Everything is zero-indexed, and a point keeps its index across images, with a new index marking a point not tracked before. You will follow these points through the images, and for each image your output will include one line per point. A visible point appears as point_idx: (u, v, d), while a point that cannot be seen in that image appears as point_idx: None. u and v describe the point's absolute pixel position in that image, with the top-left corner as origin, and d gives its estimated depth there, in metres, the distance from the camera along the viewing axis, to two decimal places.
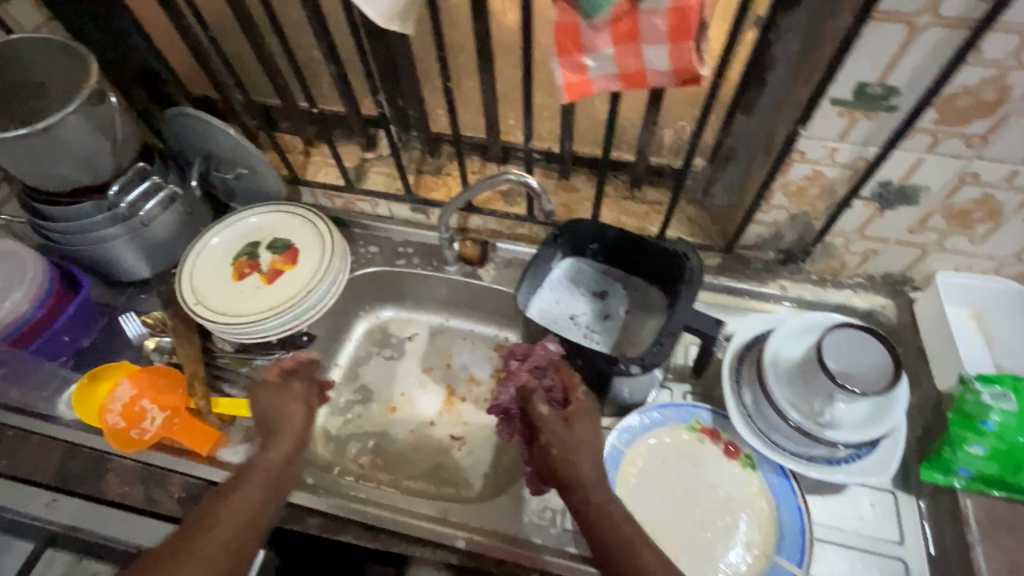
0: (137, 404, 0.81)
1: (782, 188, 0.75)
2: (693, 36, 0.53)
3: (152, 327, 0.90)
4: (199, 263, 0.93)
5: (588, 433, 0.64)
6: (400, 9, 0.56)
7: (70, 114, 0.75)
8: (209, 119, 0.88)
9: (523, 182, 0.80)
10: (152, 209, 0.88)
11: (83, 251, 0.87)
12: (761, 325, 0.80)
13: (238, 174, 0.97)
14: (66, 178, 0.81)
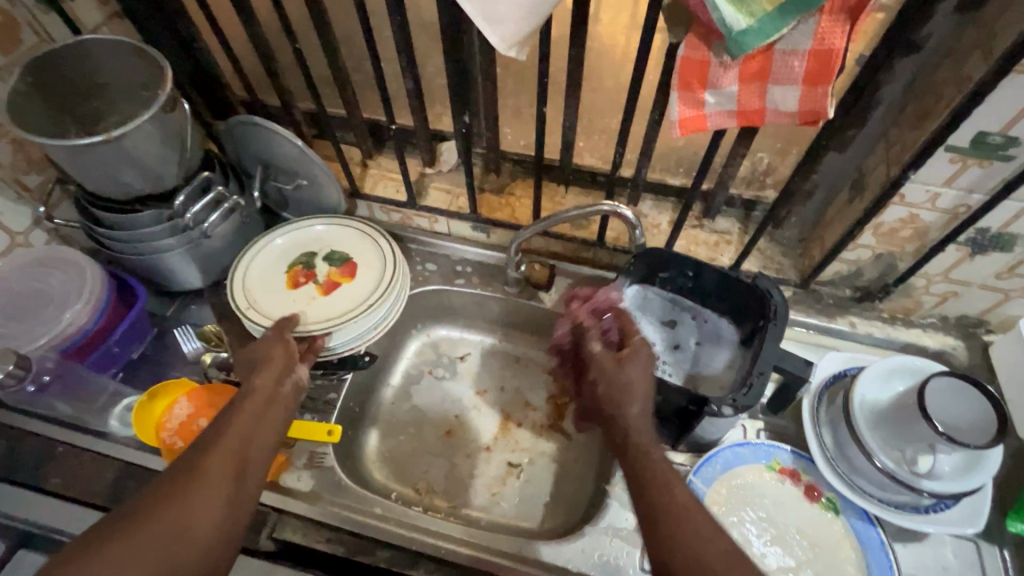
0: (194, 423, 0.77)
1: (872, 228, 0.73)
2: (831, 80, 0.52)
3: (209, 342, 0.86)
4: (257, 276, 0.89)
5: (628, 364, 0.66)
6: (523, 37, 0.54)
7: (144, 121, 0.72)
8: (274, 129, 0.85)
9: (617, 210, 0.75)
10: (214, 219, 0.85)
11: (140, 261, 0.85)
12: (838, 364, 0.80)
13: (297, 185, 0.94)
14: (132, 185, 0.78)
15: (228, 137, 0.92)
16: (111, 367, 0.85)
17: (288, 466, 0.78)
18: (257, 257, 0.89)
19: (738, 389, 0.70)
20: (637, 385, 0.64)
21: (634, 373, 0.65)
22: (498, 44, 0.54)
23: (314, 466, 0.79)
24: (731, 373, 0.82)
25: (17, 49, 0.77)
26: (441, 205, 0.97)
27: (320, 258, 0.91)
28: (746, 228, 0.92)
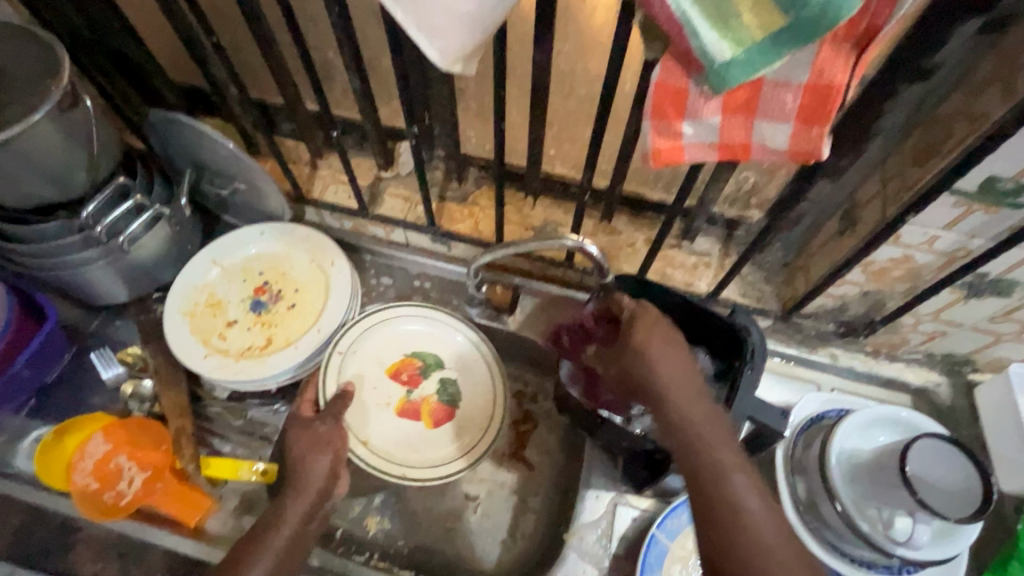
0: (112, 462, 0.70)
1: (861, 266, 0.67)
2: (829, 120, 0.44)
3: (131, 367, 0.79)
4: (189, 294, 0.81)
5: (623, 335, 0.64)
6: (468, 52, 0.45)
7: (38, 124, 0.61)
8: (204, 129, 0.75)
9: (580, 245, 0.69)
10: (136, 229, 0.75)
11: (50, 276, 0.75)
12: (817, 405, 0.75)
13: (235, 189, 0.84)
14: (31, 194, 0.68)
15: (152, 134, 0.81)
16: (21, 394, 0.76)
17: (215, 511, 0.71)
18: (393, 325, 0.82)
19: None
20: (660, 346, 0.57)
21: (651, 341, 0.57)
22: (438, 60, 0.45)
23: (246, 510, 0.72)
24: None
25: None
26: (398, 215, 0.88)
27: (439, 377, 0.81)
28: (727, 250, 0.85)
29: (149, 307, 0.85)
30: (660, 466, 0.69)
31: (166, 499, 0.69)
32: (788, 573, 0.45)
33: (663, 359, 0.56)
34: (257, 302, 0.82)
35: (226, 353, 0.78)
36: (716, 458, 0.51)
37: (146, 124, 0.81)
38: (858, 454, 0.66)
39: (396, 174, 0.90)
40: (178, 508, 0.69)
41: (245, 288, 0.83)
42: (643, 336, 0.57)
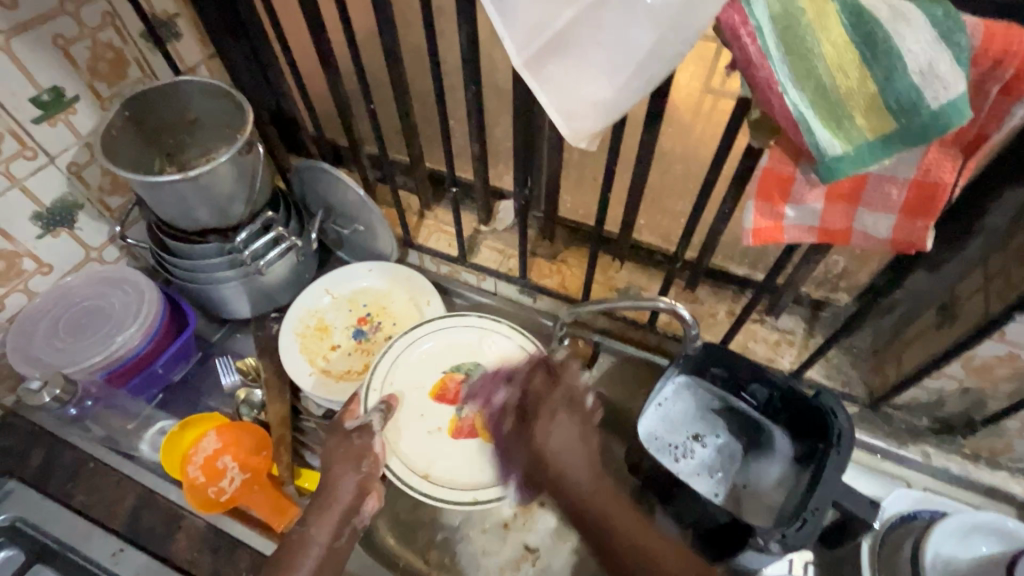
0: (219, 460, 0.79)
1: (961, 361, 0.66)
2: (934, 216, 0.47)
3: (245, 375, 0.89)
4: (303, 315, 0.91)
5: (547, 429, 0.68)
6: (595, 131, 0.51)
7: (221, 164, 0.75)
8: (341, 177, 0.87)
9: (672, 308, 0.73)
10: (272, 256, 0.87)
11: (196, 289, 0.87)
12: (906, 503, 0.71)
13: (354, 230, 0.95)
14: (200, 220, 0.81)
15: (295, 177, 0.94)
16: (152, 387, 0.88)
17: (297, 520, 0.78)
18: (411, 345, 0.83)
19: (789, 523, 0.63)
20: (576, 437, 0.67)
21: (556, 440, 0.67)
22: (565, 135, 0.51)
23: None
24: (781, 493, 0.74)
25: (121, 82, 0.83)
26: (491, 265, 0.96)
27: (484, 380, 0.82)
28: (813, 330, 0.85)
29: (265, 324, 0.95)
30: (734, 541, 0.66)
31: (263, 493, 0.77)
32: (670, 569, 0.61)
33: (562, 455, 0.66)
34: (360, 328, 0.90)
35: (327, 373, 0.86)
36: (578, 480, 0.65)
37: (291, 170, 0.95)
38: (952, 559, 0.63)
39: (493, 229, 0.98)
40: (269, 513, 0.75)
41: (348, 316, 0.92)
42: (551, 440, 0.67)
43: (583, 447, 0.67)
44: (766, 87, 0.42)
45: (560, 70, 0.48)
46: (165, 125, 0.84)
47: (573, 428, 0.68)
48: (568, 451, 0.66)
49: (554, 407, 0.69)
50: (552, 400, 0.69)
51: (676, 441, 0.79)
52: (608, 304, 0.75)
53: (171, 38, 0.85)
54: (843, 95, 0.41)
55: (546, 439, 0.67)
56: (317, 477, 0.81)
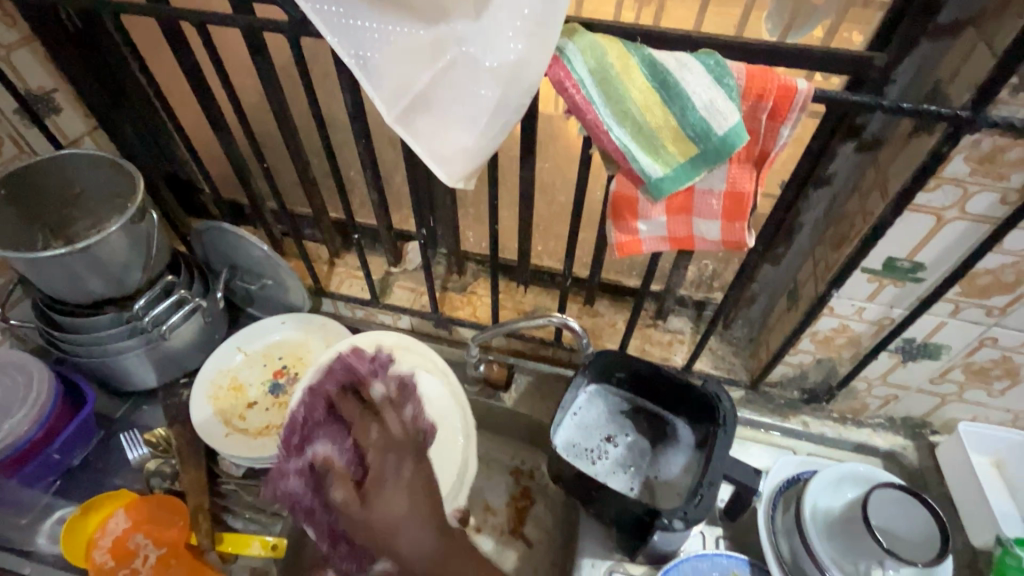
0: (130, 540, 0.76)
1: (809, 337, 0.78)
2: (747, 216, 0.57)
3: (155, 447, 0.85)
4: (216, 376, 0.89)
5: (380, 499, 0.56)
6: (469, 173, 0.57)
7: (111, 234, 0.74)
8: (244, 236, 0.88)
9: (565, 322, 0.80)
10: (176, 320, 0.86)
11: (94, 364, 0.84)
12: (793, 466, 0.81)
13: (263, 285, 0.96)
14: (93, 293, 0.79)
15: (195, 239, 0.94)
16: (49, 475, 0.82)
17: None
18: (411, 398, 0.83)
19: (690, 500, 0.70)
20: (404, 516, 0.55)
21: (383, 467, 0.58)
22: (438, 174, 0.57)
23: None
24: (687, 477, 0.82)
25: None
26: (405, 303, 1.00)
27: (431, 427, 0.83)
28: (698, 328, 0.95)
29: (175, 391, 0.93)
30: (648, 526, 0.72)
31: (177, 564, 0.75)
32: None
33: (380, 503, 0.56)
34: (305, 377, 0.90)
35: (245, 432, 0.85)
36: (377, 493, 0.56)
37: (191, 233, 0.95)
38: (829, 509, 0.72)
39: (404, 270, 1.03)
40: None
41: (264, 372, 0.92)
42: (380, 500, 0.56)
43: (421, 480, 0.58)
44: (594, 127, 0.51)
45: (426, 122, 0.54)
46: (47, 200, 0.82)
47: (406, 459, 0.59)
48: (399, 508, 0.56)
49: (383, 468, 0.58)
50: (399, 411, 0.64)
51: (592, 446, 0.85)
52: (505, 325, 0.82)
53: (50, 114, 0.84)
54: (654, 130, 0.51)
55: (371, 510, 0.56)
56: (243, 540, 0.77)
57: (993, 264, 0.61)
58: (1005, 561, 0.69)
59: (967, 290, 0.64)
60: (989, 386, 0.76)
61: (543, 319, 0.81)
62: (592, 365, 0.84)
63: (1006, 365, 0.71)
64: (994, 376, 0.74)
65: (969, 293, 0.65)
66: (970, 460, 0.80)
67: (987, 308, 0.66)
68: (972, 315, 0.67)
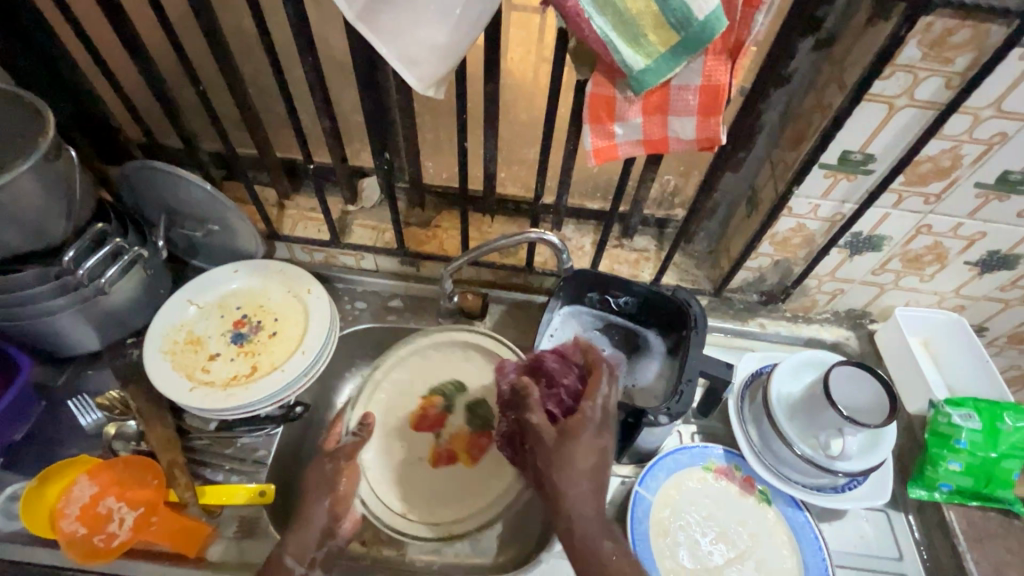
0: (100, 505, 0.74)
1: (768, 240, 0.82)
2: (721, 111, 0.58)
3: (110, 410, 0.80)
4: (170, 331, 0.83)
5: (576, 448, 0.60)
6: (440, 77, 0.54)
7: (22, 174, 0.64)
8: (182, 175, 0.79)
9: (543, 237, 0.79)
10: (114, 273, 0.77)
11: (22, 326, 0.75)
12: (756, 362, 0.87)
13: (208, 232, 0.88)
14: (9, 245, 0.69)
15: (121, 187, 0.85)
16: None
17: (215, 537, 0.74)
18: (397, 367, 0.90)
19: (671, 397, 0.74)
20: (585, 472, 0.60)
21: (580, 458, 0.59)
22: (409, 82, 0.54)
23: (246, 533, 0.75)
24: (663, 383, 0.85)
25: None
26: (368, 242, 0.96)
27: (464, 405, 0.89)
28: (661, 245, 0.98)
29: (122, 351, 0.86)
30: (633, 427, 0.76)
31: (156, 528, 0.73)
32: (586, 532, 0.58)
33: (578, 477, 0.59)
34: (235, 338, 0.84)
35: (211, 384, 0.80)
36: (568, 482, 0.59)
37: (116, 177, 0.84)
38: (791, 393, 0.78)
39: (362, 208, 0.98)
40: (173, 540, 0.72)
41: (221, 324, 0.85)
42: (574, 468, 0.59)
43: (597, 481, 0.60)
44: (575, 15, 0.49)
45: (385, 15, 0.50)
46: None
47: (594, 453, 0.61)
48: (577, 487, 0.59)
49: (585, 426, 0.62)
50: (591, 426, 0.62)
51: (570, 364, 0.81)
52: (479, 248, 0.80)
53: None
54: (635, 18, 0.49)
55: (567, 463, 0.59)
56: (227, 491, 0.76)
57: (934, 151, 0.66)
58: (937, 420, 0.79)
59: (910, 178, 0.70)
60: (922, 272, 0.84)
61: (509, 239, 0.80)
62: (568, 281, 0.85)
63: (937, 251, 0.80)
64: (926, 262, 0.82)
65: (911, 182, 0.70)
66: (905, 341, 0.89)
67: (925, 196, 0.72)
68: (912, 204, 0.73)
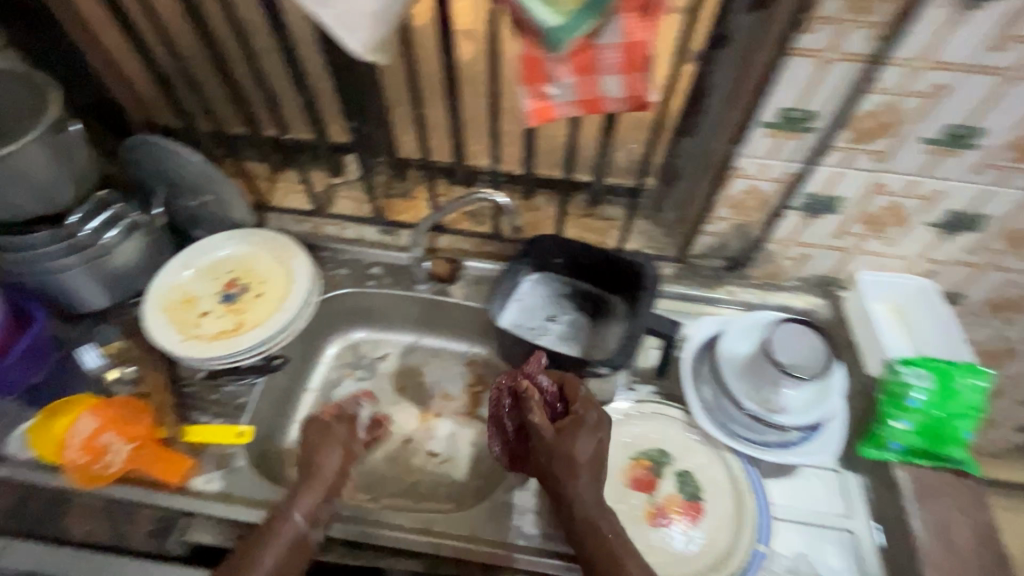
0: (100, 438, 0.75)
1: (1001, 233, 0.78)
2: None
3: (114, 358, 0.86)
4: (633, 453, 0.76)
5: (575, 473, 0.65)
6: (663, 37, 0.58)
7: (30, 143, 0.71)
8: (177, 147, 0.86)
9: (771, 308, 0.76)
10: (115, 236, 0.83)
11: (36, 284, 0.82)
12: None
13: (203, 201, 0.95)
14: (21, 208, 0.76)
15: (351, 190, 1.02)
16: (6, 393, 0.81)
17: (198, 470, 0.77)
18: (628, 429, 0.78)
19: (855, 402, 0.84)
20: (584, 495, 0.65)
21: (579, 494, 0.65)
22: (586, 113, 0.65)
23: (224, 467, 0.78)
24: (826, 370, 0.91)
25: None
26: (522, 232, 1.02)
27: (675, 473, 0.75)
28: None
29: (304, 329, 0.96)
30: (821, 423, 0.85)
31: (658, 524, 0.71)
32: None
33: (612, 539, 0.62)
34: (751, 520, 0.71)
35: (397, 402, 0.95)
36: (577, 482, 0.65)
37: (131, 146, 0.89)
38: None
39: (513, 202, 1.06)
40: (159, 469, 0.75)
41: (675, 466, 0.76)
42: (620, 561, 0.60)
43: (593, 482, 0.66)
44: None
45: (597, 41, 0.57)
46: None
47: (597, 482, 0.66)
48: (587, 499, 0.65)
49: (568, 463, 0.66)
50: (588, 421, 0.68)
51: (750, 403, 0.74)
52: (647, 273, 0.82)
53: None
54: None
55: (597, 541, 0.62)
56: (216, 430, 0.80)
57: None
58: (891, 381, 0.75)
59: None
60: None
61: (721, 231, 0.87)
62: (727, 279, 0.94)
63: None
64: None
65: None
66: None
67: None
68: None
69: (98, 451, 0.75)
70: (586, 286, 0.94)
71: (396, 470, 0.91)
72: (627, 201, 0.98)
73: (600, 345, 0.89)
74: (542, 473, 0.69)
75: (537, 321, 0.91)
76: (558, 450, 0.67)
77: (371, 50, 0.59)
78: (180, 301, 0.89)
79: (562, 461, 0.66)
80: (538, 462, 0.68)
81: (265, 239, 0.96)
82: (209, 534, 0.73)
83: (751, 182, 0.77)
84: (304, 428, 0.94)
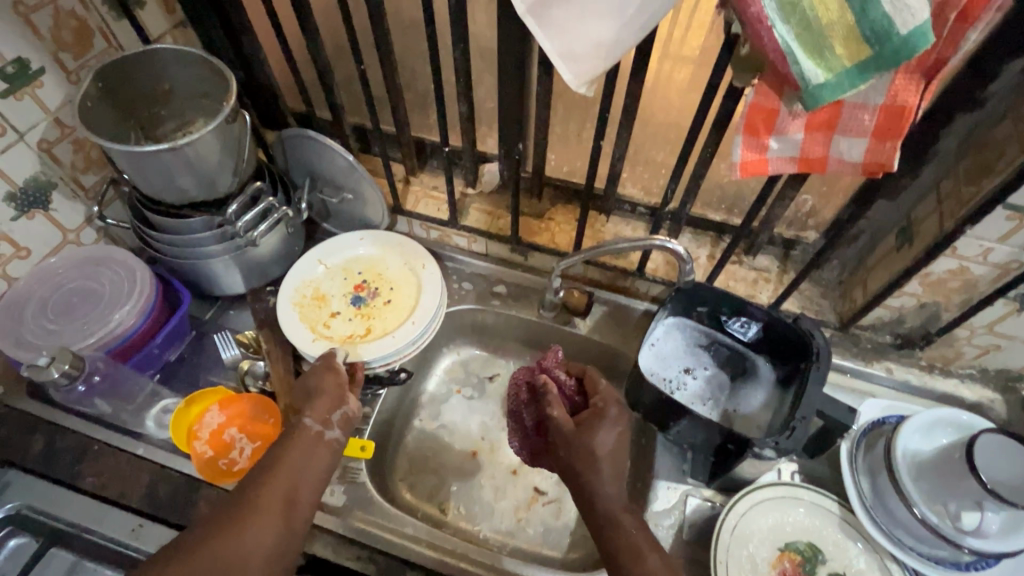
0: (226, 433, 0.78)
1: None
2: None
3: (247, 347, 0.87)
4: (781, 545, 0.70)
5: (596, 461, 0.65)
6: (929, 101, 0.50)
7: (208, 133, 0.71)
8: (329, 144, 0.84)
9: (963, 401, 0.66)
10: (264, 228, 0.83)
11: (186, 265, 0.84)
12: None
13: (343, 199, 0.93)
14: (187, 193, 0.77)
15: (484, 202, 0.98)
16: (150, 367, 0.85)
17: None
18: (778, 518, 0.72)
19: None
20: (601, 482, 0.65)
21: (598, 480, 0.64)
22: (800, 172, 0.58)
23: (348, 481, 0.78)
24: None
25: (86, 53, 0.78)
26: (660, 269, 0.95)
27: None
28: None
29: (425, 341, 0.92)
30: None
31: None
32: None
33: (610, 528, 0.62)
34: None
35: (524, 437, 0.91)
36: (598, 474, 0.64)
37: (285, 139, 0.89)
38: None
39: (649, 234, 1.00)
40: None
41: (829, 566, 0.70)
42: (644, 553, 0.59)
43: (616, 471, 0.66)
44: None
45: (847, 100, 0.50)
46: (135, 96, 0.79)
47: (619, 470, 0.66)
48: (602, 486, 0.64)
49: (581, 451, 0.67)
50: (609, 414, 0.70)
51: (935, 515, 0.65)
52: (817, 346, 0.73)
53: (136, 7, 0.81)
54: None
55: (619, 529, 0.61)
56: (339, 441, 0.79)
57: None
58: None
59: None
60: None
61: (902, 306, 0.78)
62: (888, 355, 0.85)
63: None
64: None
65: None
66: None
67: None
68: None
69: (224, 446, 0.77)
70: (729, 341, 0.86)
71: (503, 503, 0.87)
72: (783, 252, 0.89)
73: (744, 410, 0.81)
74: (563, 468, 0.68)
75: (674, 374, 0.84)
76: (569, 440, 0.68)
77: (588, 82, 0.54)
78: (312, 298, 0.89)
79: (582, 451, 0.66)
80: (559, 456, 0.69)
81: (397, 245, 0.93)
82: (330, 551, 0.72)
83: (963, 263, 0.68)
84: (412, 442, 0.93)
